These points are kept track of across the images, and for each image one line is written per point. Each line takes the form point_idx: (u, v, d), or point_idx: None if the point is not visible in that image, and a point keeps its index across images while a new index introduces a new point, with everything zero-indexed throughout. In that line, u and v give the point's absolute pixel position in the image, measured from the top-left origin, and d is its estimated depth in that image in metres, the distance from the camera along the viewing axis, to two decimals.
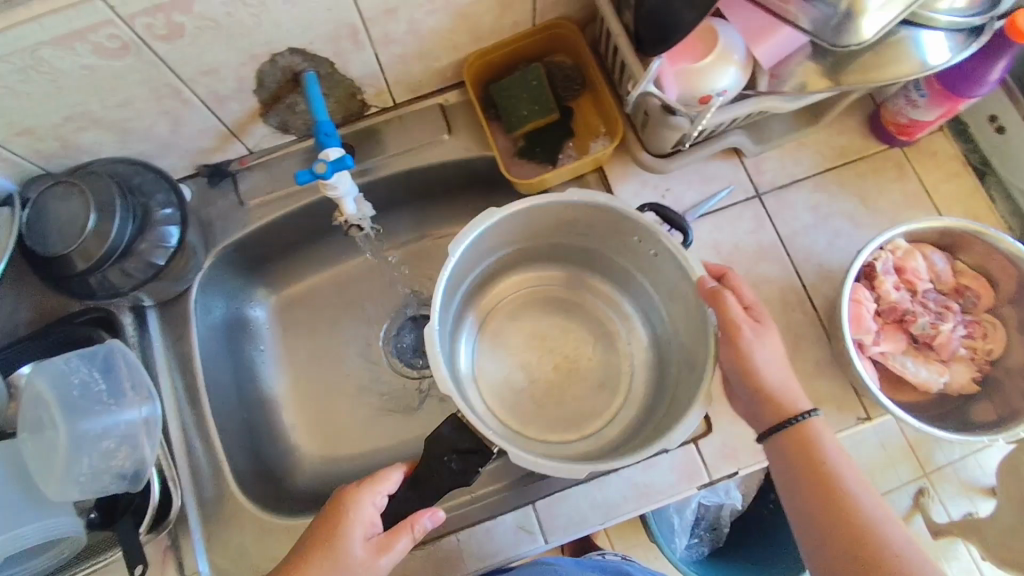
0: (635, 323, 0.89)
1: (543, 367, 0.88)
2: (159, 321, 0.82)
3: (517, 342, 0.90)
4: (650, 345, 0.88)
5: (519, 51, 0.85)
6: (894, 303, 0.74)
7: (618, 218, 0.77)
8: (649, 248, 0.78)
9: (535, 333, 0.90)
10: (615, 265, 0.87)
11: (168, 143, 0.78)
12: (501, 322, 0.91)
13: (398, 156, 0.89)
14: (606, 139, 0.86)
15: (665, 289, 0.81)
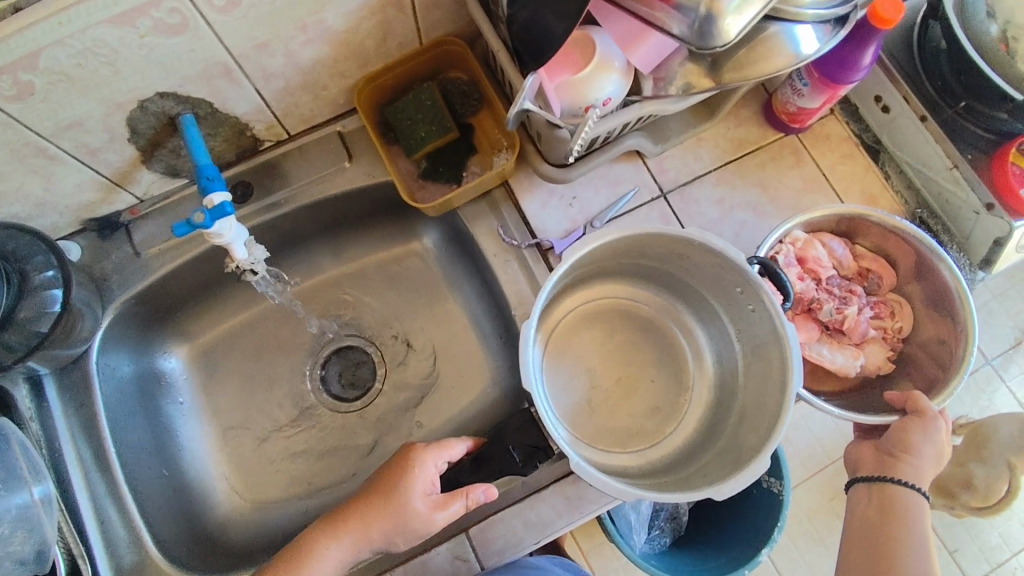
0: (703, 352, 0.87)
1: (605, 380, 0.86)
2: (57, 387, 0.78)
3: (586, 351, 0.87)
4: (716, 370, 0.85)
5: (410, 72, 0.84)
6: (801, 294, 0.79)
7: (724, 265, 0.74)
8: (748, 301, 0.75)
9: (603, 342, 0.88)
10: (694, 294, 0.85)
11: (44, 201, 0.74)
12: (571, 332, 0.88)
13: (299, 188, 0.86)
14: (508, 152, 0.85)
15: (750, 340, 0.78)
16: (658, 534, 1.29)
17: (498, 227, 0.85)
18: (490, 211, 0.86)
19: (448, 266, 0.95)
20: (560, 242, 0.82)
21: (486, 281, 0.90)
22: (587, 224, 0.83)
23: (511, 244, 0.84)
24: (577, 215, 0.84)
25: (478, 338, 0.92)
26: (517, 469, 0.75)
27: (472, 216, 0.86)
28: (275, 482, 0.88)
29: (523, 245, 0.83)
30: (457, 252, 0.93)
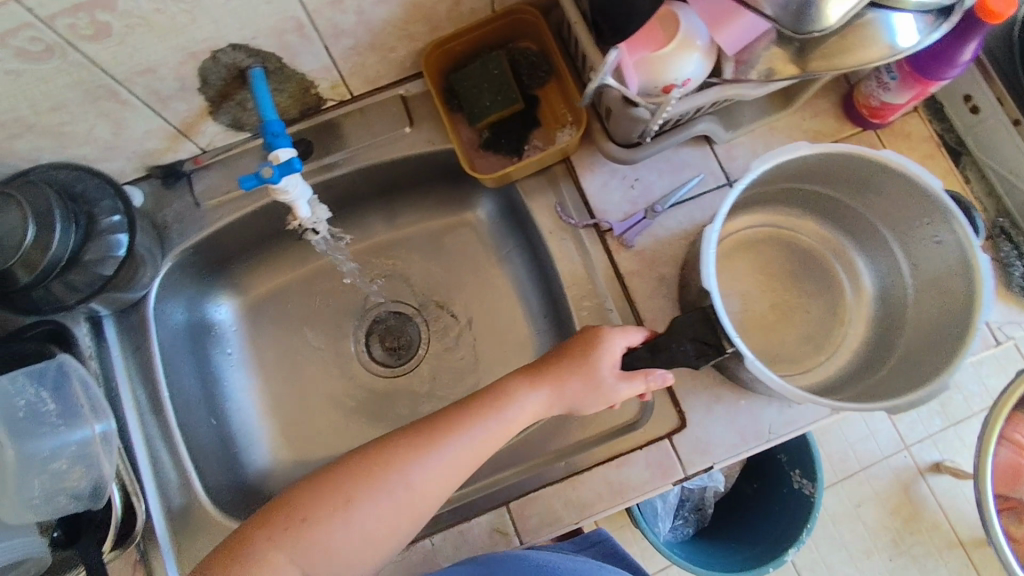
0: (862, 280, 0.82)
1: (762, 303, 0.81)
2: (117, 328, 0.80)
3: (741, 276, 0.82)
4: (877, 303, 0.81)
5: (481, 40, 0.82)
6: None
7: (916, 196, 0.71)
8: (933, 233, 0.72)
9: (763, 267, 0.83)
10: (865, 227, 0.81)
11: (113, 146, 0.75)
12: (730, 254, 0.83)
13: (358, 151, 0.86)
14: (571, 129, 0.83)
15: (927, 272, 0.75)
16: (681, 524, 1.29)
17: (556, 204, 0.84)
18: (550, 186, 0.85)
19: (501, 238, 0.93)
20: (619, 224, 0.80)
21: (538, 258, 0.89)
22: (648, 209, 0.80)
23: (568, 223, 0.82)
24: (638, 198, 0.82)
25: (525, 315, 0.92)
26: (688, 362, 0.68)
27: (530, 190, 0.85)
28: (315, 439, 0.89)
29: (581, 224, 0.82)
30: (510, 226, 0.92)
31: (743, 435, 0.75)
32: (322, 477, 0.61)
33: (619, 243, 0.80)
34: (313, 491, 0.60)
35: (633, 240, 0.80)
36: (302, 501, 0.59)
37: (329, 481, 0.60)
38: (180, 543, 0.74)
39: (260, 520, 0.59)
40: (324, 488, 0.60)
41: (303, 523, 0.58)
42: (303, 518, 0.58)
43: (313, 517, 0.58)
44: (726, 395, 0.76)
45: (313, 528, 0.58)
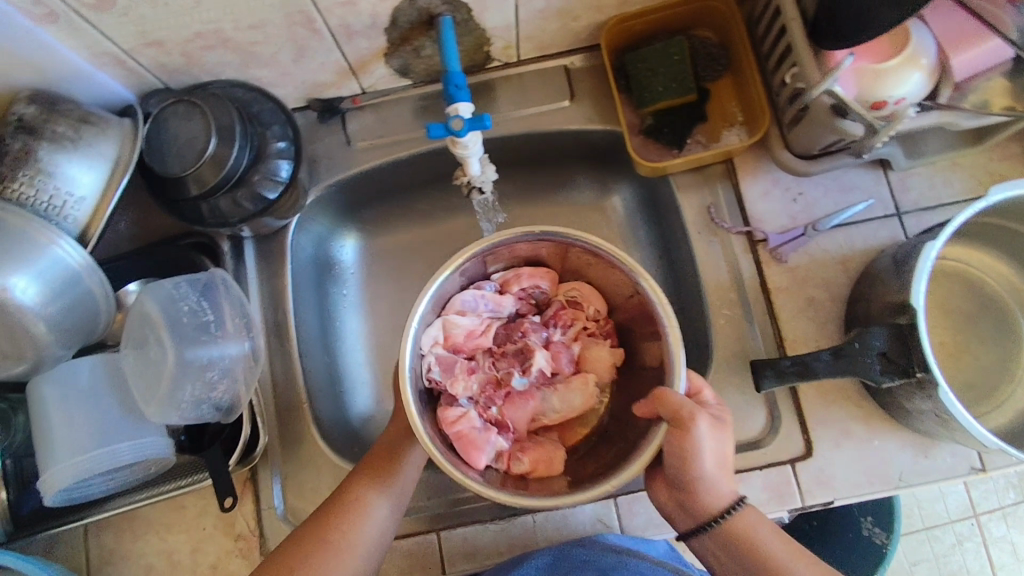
0: None
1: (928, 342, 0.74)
2: (255, 253, 0.80)
3: None
4: None
5: (664, 22, 0.79)
6: None
7: None
8: None
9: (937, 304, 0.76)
10: None
11: (288, 73, 0.75)
12: None
13: (513, 116, 0.84)
14: (741, 130, 0.79)
15: None
16: None
17: (709, 204, 0.80)
18: (706, 185, 0.81)
19: (634, 228, 0.90)
20: (776, 236, 0.77)
21: (673, 256, 0.86)
22: (809, 225, 0.77)
23: (720, 226, 0.79)
24: (800, 213, 0.78)
25: None
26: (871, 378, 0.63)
27: (683, 185, 0.82)
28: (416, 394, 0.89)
29: (734, 229, 0.78)
30: (648, 218, 0.89)
31: (869, 476, 0.72)
32: (326, 509, 0.63)
33: (772, 256, 0.77)
34: (322, 524, 0.62)
35: (788, 255, 0.77)
36: (317, 531, 0.61)
37: (343, 504, 0.63)
38: (289, 471, 0.76)
39: (289, 546, 0.61)
40: (323, 524, 0.62)
41: (316, 548, 0.60)
42: (318, 545, 0.60)
43: (320, 543, 0.60)
44: (858, 433, 0.73)
45: (310, 565, 0.59)
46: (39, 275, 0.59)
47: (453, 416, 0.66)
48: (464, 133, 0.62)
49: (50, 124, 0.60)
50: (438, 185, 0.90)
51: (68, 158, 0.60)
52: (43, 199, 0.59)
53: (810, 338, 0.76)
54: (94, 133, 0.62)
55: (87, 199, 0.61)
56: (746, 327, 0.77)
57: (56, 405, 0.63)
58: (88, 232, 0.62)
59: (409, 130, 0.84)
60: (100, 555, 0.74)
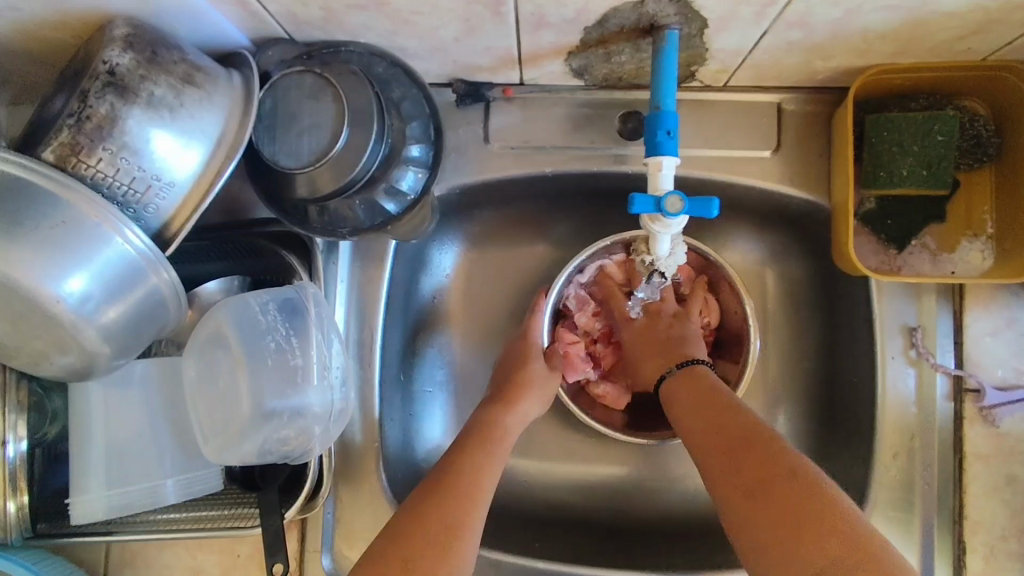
0: None
1: None
2: (350, 251, 0.67)
3: None
4: None
5: (933, 83, 0.60)
6: None
7: None
8: None
9: None
10: None
11: (442, 50, 0.58)
12: None
13: (698, 150, 0.66)
14: (987, 245, 0.62)
15: None
16: None
17: (915, 325, 0.63)
18: (918, 299, 0.63)
19: (801, 309, 0.72)
20: (994, 392, 0.61)
21: (838, 362, 0.69)
22: None
23: (924, 357, 0.63)
24: None
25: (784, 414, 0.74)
26: None
27: (887, 292, 0.64)
28: None
29: (941, 368, 0.62)
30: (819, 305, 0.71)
31: None
32: (463, 443, 0.59)
33: (979, 414, 0.62)
34: (459, 463, 0.57)
35: (1001, 418, 0.62)
36: (465, 465, 0.57)
37: (487, 433, 0.60)
38: (343, 513, 0.65)
39: (433, 487, 0.55)
40: (461, 465, 0.57)
41: (461, 484, 0.56)
42: (459, 479, 0.56)
43: (469, 471, 0.57)
44: None
45: (452, 505, 0.54)
46: (99, 276, 0.45)
47: (568, 337, 0.72)
48: (677, 214, 0.47)
49: (146, 81, 0.45)
50: (574, 206, 0.74)
51: (161, 132, 0.46)
52: (123, 182, 0.46)
53: (996, 524, 0.61)
54: (198, 100, 0.47)
55: (178, 186, 0.47)
56: (922, 487, 0.62)
57: (101, 414, 0.54)
58: (172, 226, 0.48)
59: (561, 142, 0.67)
60: (120, 556, 0.64)
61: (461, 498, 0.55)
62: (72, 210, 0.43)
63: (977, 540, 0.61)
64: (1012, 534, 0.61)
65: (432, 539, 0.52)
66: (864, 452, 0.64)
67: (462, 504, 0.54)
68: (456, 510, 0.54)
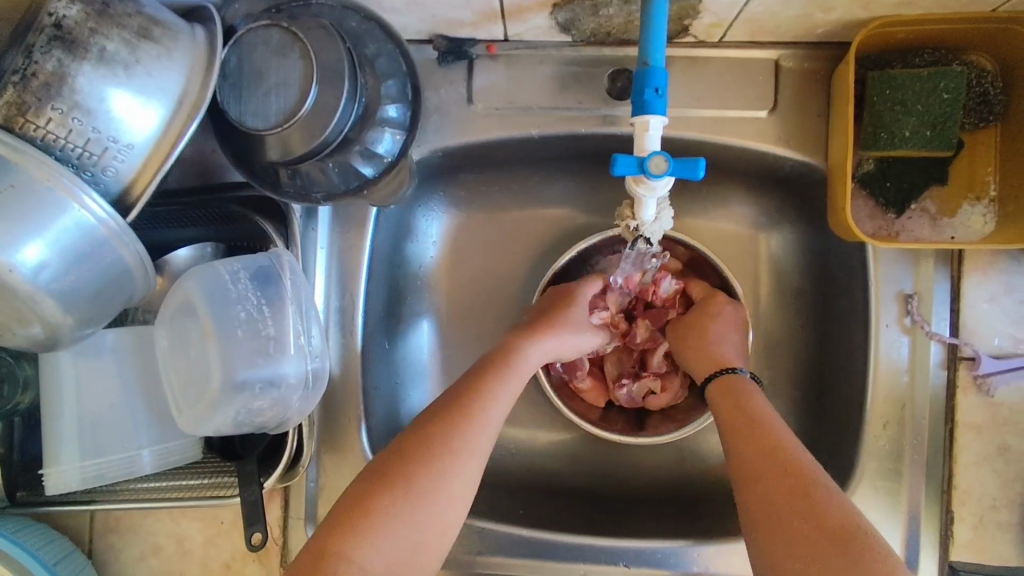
0: None
1: None
2: (329, 217, 0.65)
3: None
4: None
5: (939, 36, 0.56)
6: None
7: None
8: None
9: None
10: None
11: (419, 3, 0.55)
12: None
13: (690, 109, 0.63)
14: (989, 208, 0.59)
15: None
16: None
17: (910, 292, 0.61)
18: (915, 265, 0.61)
19: (792, 277, 0.71)
20: (990, 361, 0.60)
21: (830, 332, 0.68)
22: None
23: (919, 325, 0.61)
24: None
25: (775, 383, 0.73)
26: None
27: (883, 257, 0.62)
28: None
29: (935, 335, 0.61)
30: (812, 272, 0.69)
31: None
32: (456, 395, 0.56)
33: (973, 383, 0.61)
34: (447, 417, 0.54)
35: (996, 387, 0.60)
36: (453, 419, 0.54)
37: (476, 388, 0.56)
38: (326, 482, 0.64)
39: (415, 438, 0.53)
40: (447, 418, 0.54)
41: (444, 440, 0.53)
42: (444, 435, 0.53)
43: (448, 434, 0.53)
44: None
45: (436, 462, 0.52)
46: (57, 244, 0.43)
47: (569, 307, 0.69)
48: (660, 176, 0.45)
49: (96, 36, 0.43)
50: (562, 170, 0.71)
51: (115, 90, 0.43)
52: (77, 144, 0.43)
53: (985, 493, 0.61)
54: (155, 55, 0.45)
55: (137, 147, 0.45)
56: (910, 456, 0.61)
57: (71, 385, 0.54)
58: (133, 190, 0.46)
59: (547, 102, 0.64)
60: (105, 523, 0.64)
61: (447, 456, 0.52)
62: (24, 174, 0.42)
63: (965, 509, 0.61)
64: (1001, 503, 0.61)
65: (402, 491, 0.50)
66: (853, 421, 0.63)
67: (448, 461, 0.52)
68: (438, 465, 0.52)
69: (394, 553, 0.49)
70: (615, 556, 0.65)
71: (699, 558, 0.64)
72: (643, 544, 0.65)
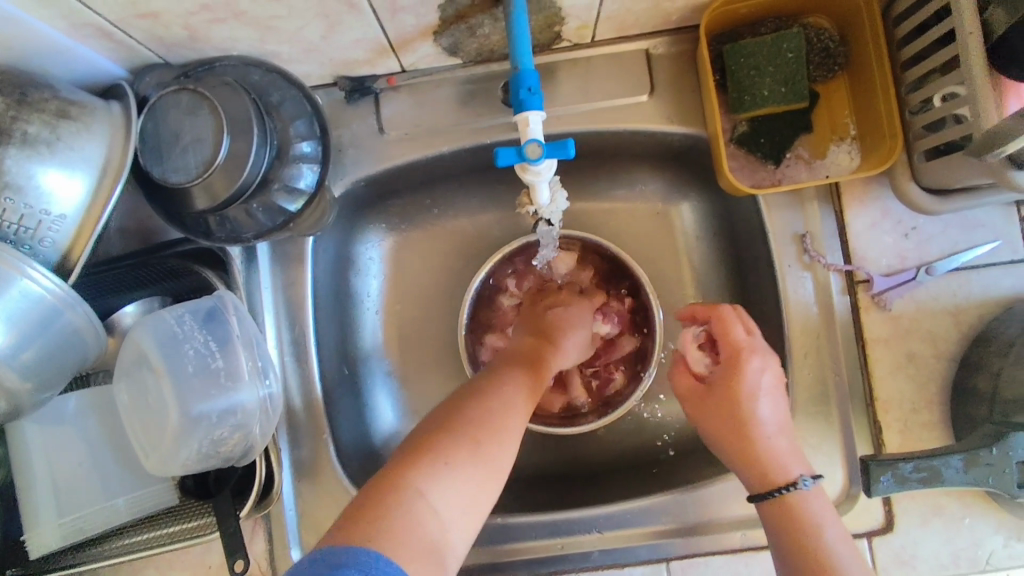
0: None
1: None
2: (268, 258, 0.69)
3: None
4: None
5: (775, 4, 0.64)
6: None
7: None
8: None
9: None
10: None
11: (313, 50, 0.61)
12: None
13: (579, 106, 0.69)
14: (852, 146, 0.66)
15: None
16: None
17: (804, 232, 0.68)
18: (802, 209, 0.68)
19: (704, 241, 0.77)
20: (881, 280, 0.66)
21: (747, 283, 0.74)
22: (921, 268, 0.66)
23: (815, 260, 0.67)
24: (910, 252, 0.66)
25: None
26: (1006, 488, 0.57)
27: (774, 205, 0.68)
28: None
29: (832, 266, 0.67)
30: (721, 232, 0.76)
31: (954, 558, 0.64)
32: (485, 382, 0.58)
33: (873, 302, 0.66)
34: (463, 412, 0.53)
35: (892, 302, 0.66)
36: (502, 380, 0.58)
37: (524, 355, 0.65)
38: (304, 508, 0.67)
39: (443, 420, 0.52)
40: (491, 386, 0.57)
41: (479, 411, 0.53)
42: (468, 422, 0.52)
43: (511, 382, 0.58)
44: (948, 509, 0.65)
45: (491, 425, 0.52)
46: (7, 314, 0.47)
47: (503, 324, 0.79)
48: (539, 160, 0.51)
49: (18, 122, 0.47)
50: (480, 180, 0.77)
51: (41, 167, 0.48)
52: (12, 220, 0.48)
53: (905, 399, 0.66)
54: (75, 132, 0.50)
55: (68, 217, 0.50)
56: (833, 379, 0.67)
57: (42, 450, 0.57)
58: (71, 256, 0.51)
59: (450, 120, 0.70)
60: None
61: (475, 439, 0.50)
62: None
63: (890, 418, 0.66)
64: (920, 405, 0.66)
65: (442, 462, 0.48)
66: (779, 358, 0.69)
67: (488, 436, 0.51)
68: (476, 436, 0.51)
69: (448, 503, 0.47)
70: (587, 525, 0.68)
71: (664, 510, 0.68)
72: (611, 510, 0.69)
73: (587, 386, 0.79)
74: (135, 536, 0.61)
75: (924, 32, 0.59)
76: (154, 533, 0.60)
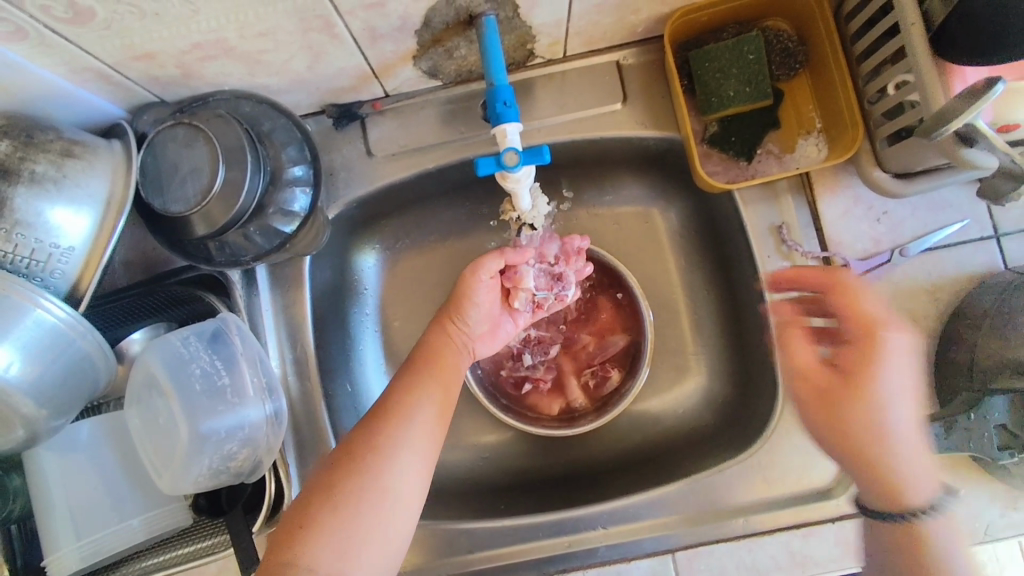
0: None
1: None
2: (268, 281, 0.71)
3: None
4: None
5: (734, 11, 0.67)
6: None
7: None
8: None
9: None
10: None
11: (301, 80, 0.64)
12: None
13: (556, 117, 0.73)
14: (819, 138, 0.69)
15: None
16: None
17: (780, 223, 0.71)
18: (777, 202, 0.71)
19: (687, 239, 0.80)
20: (858, 264, 0.68)
21: (731, 276, 0.76)
22: (895, 250, 0.68)
23: (793, 249, 0.70)
24: (883, 236, 0.69)
25: (702, 335, 0.80)
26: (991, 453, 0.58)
27: (749, 200, 0.71)
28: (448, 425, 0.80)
29: (809, 254, 0.69)
30: (703, 229, 0.79)
31: None
32: (389, 397, 0.59)
33: None
34: (351, 452, 0.55)
35: (870, 284, 0.68)
36: (404, 392, 0.59)
37: (422, 356, 0.63)
38: None
39: (339, 459, 0.55)
40: (387, 406, 0.58)
41: (369, 455, 0.55)
42: (357, 469, 0.54)
43: (413, 393, 0.59)
44: (943, 483, 0.66)
45: (373, 462, 0.55)
46: (22, 345, 0.49)
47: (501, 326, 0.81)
48: (517, 167, 0.54)
49: (26, 162, 0.50)
50: (468, 195, 0.80)
51: (50, 204, 0.51)
52: (24, 255, 0.51)
53: None
54: (80, 169, 0.53)
55: (76, 249, 0.52)
56: (820, 363, 0.69)
57: (59, 477, 0.59)
58: (81, 285, 0.54)
59: (435, 139, 0.73)
60: None
61: (357, 486, 0.54)
62: None
63: None
64: None
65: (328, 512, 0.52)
66: (766, 345, 0.71)
67: (371, 482, 0.54)
68: (358, 479, 0.54)
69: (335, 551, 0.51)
70: (592, 522, 0.70)
71: (665, 502, 0.70)
72: (614, 505, 0.70)
73: (585, 388, 0.81)
74: (152, 558, 0.63)
75: (875, 26, 0.63)
76: (172, 554, 0.63)
